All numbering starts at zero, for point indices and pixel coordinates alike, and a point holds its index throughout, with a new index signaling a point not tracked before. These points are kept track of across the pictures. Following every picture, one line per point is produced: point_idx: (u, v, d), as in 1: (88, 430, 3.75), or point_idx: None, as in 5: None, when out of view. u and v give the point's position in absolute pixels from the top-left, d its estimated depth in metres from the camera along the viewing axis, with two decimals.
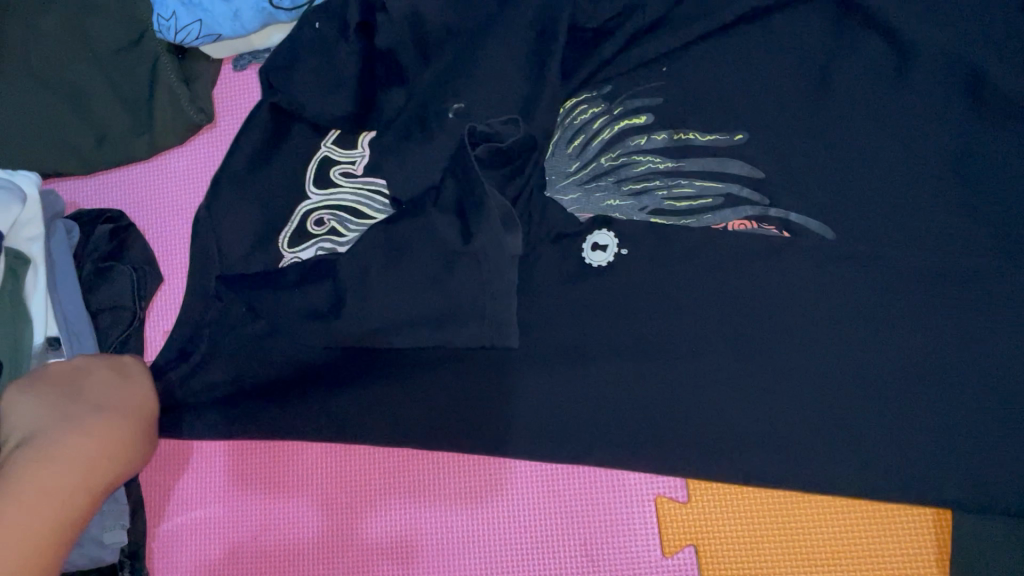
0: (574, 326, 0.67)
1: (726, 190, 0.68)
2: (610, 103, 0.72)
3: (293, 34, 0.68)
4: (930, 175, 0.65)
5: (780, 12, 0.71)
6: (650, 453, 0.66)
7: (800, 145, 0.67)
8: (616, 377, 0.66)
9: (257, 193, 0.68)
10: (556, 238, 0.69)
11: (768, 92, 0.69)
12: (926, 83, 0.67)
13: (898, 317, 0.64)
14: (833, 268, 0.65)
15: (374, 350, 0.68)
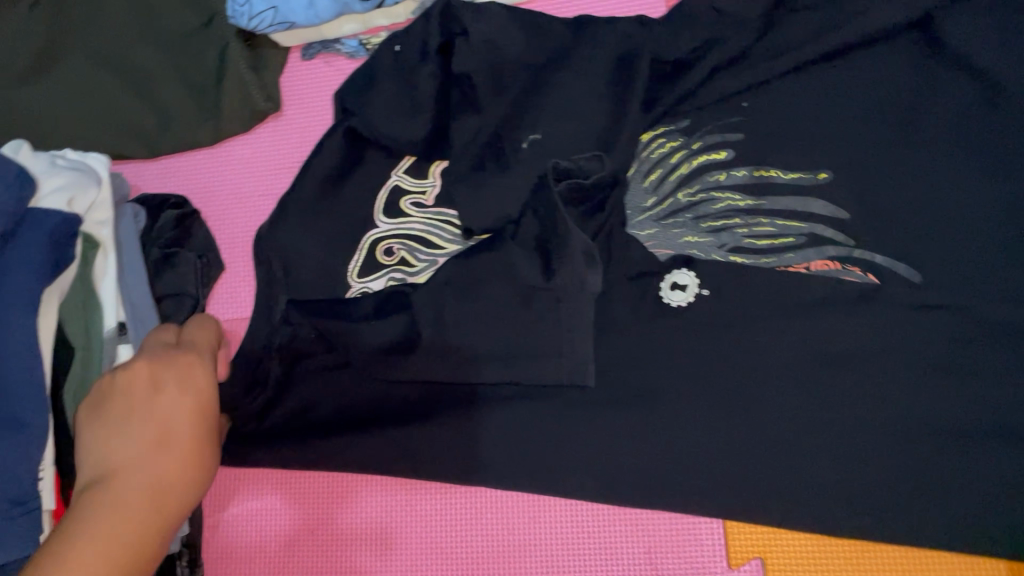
0: (645, 357, 0.70)
1: (809, 229, 0.69)
2: (689, 137, 0.73)
3: (372, 60, 0.75)
4: (1011, 212, 0.67)
5: (864, 50, 0.71)
6: (717, 483, 0.68)
7: (886, 186, 0.68)
8: (687, 409, 0.69)
9: (340, 205, 0.76)
10: (636, 276, 0.71)
11: (852, 130, 0.70)
12: (1012, 119, 0.68)
13: (970, 358, 0.66)
14: (900, 317, 0.67)
15: (445, 358, 0.71)
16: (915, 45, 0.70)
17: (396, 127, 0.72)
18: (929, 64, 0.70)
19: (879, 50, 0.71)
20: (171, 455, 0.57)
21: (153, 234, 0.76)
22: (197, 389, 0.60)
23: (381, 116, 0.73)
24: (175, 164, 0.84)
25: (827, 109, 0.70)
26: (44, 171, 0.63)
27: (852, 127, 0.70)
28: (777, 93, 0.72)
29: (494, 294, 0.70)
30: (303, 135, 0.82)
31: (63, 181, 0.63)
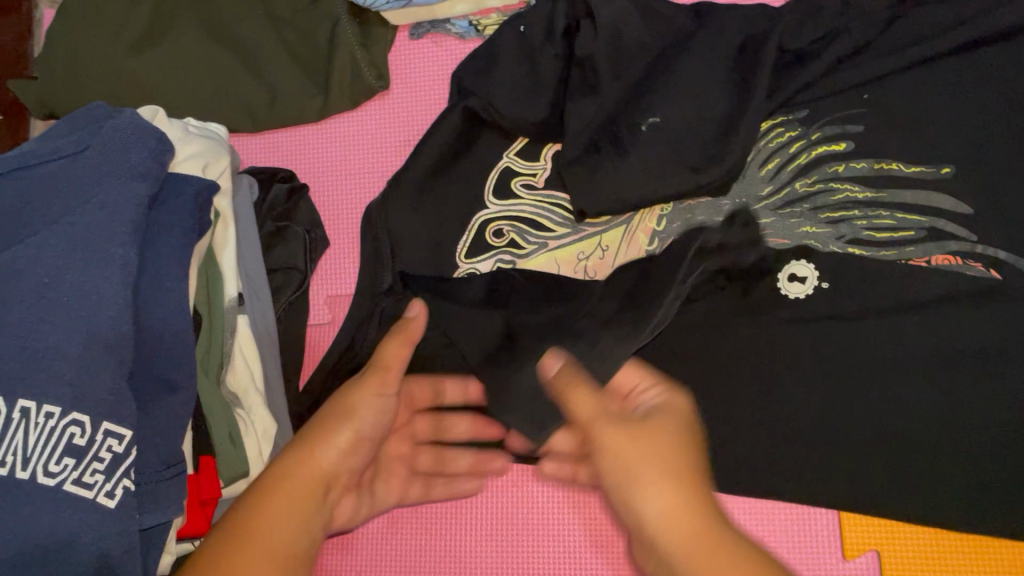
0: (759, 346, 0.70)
1: (930, 224, 0.69)
2: (808, 127, 0.73)
3: (492, 40, 0.75)
4: None
5: (992, 46, 0.70)
6: (829, 475, 0.68)
7: (1009, 182, 0.68)
8: (801, 399, 0.69)
9: (451, 183, 0.76)
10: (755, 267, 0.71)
11: (976, 125, 0.70)
12: None
13: None
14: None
15: None
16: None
17: (515, 109, 0.73)
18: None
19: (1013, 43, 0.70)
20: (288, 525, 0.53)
21: (266, 206, 0.76)
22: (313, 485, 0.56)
23: (501, 97, 0.73)
24: (281, 139, 0.84)
25: (955, 102, 0.70)
26: (178, 137, 0.64)
27: (981, 121, 0.69)
28: (902, 85, 0.71)
29: (611, 277, 0.70)
30: (412, 114, 0.81)
31: (195, 148, 0.64)
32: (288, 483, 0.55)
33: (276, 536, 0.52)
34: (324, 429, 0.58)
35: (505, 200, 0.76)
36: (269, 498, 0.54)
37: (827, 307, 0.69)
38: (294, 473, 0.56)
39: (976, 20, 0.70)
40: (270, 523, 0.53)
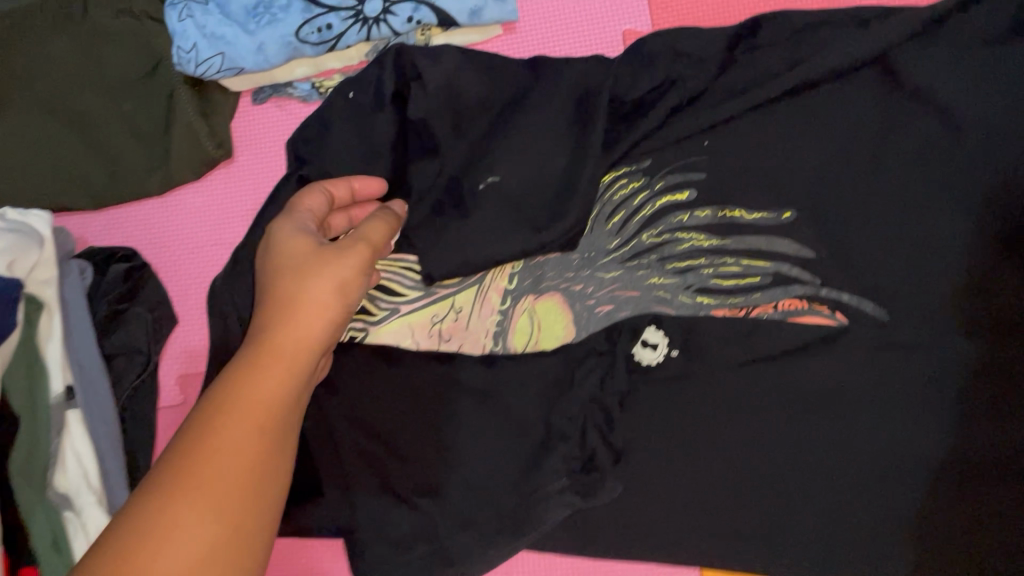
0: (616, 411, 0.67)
1: (775, 268, 0.68)
2: (650, 177, 0.72)
3: (327, 105, 0.73)
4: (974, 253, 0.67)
5: (825, 87, 0.71)
6: (683, 538, 0.67)
7: (850, 224, 0.68)
8: (656, 464, 0.67)
9: None
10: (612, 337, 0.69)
11: (815, 170, 0.69)
12: (973, 158, 0.68)
13: (934, 399, 0.66)
14: (882, 352, 0.66)
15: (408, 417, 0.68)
16: (880, 79, 0.71)
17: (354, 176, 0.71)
18: (895, 97, 0.70)
19: (841, 84, 0.71)
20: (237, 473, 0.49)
21: (101, 291, 0.73)
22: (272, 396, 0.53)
23: (338, 164, 0.70)
24: (124, 214, 0.81)
25: (792, 145, 0.70)
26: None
27: (817, 162, 0.70)
28: (741, 129, 0.71)
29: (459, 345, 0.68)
30: (259, 182, 0.80)
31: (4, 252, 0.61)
32: (264, 372, 0.54)
33: (254, 423, 0.51)
34: (305, 335, 0.57)
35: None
36: (243, 411, 0.52)
37: (687, 363, 0.67)
38: (293, 331, 0.56)
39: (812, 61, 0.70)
40: (257, 391, 0.53)
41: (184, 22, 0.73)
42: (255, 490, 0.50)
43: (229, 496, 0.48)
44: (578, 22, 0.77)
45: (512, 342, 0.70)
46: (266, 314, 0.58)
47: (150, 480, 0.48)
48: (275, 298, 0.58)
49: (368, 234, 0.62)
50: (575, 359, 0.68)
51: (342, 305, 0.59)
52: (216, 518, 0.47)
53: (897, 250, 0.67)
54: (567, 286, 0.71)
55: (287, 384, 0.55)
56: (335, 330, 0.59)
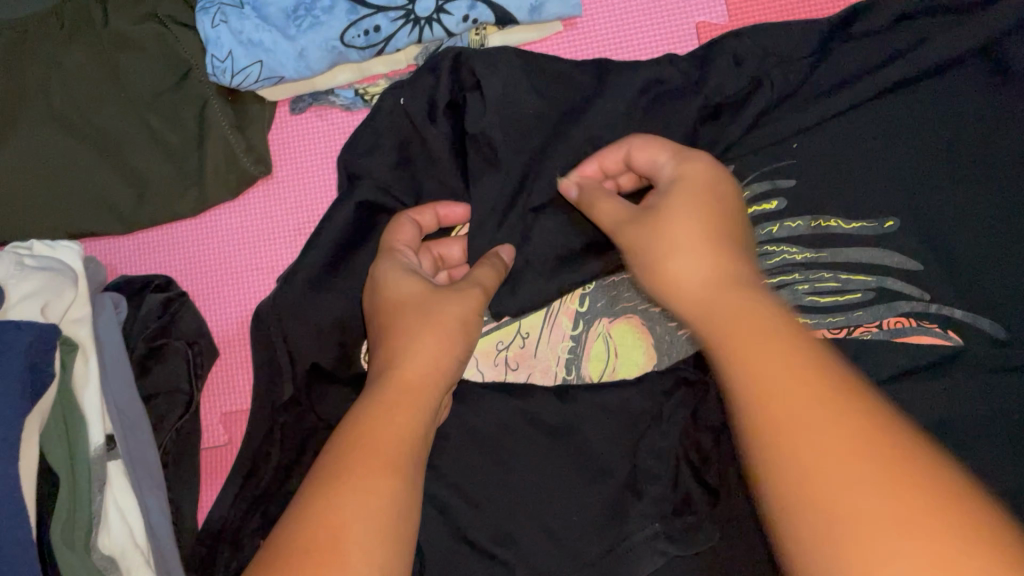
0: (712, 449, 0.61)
1: (877, 283, 0.62)
2: (735, 186, 0.65)
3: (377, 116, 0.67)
4: None
5: (924, 82, 0.65)
6: None
7: (961, 231, 0.62)
8: None
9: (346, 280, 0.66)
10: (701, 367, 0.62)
11: (918, 173, 0.63)
12: None
13: None
14: (1003, 377, 0.60)
15: (485, 458, 0.62)
16: (985, 71, 0.64)
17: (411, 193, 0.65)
18: (1006, 88, 0.63)
19: (944, 78, 0.64)
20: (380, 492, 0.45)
21: (135, 325, 0.68)
22: (411, 424, 0.49)
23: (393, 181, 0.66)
24: (156, 239, 0.74)
25: (892, 147, 0.64)
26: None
27: (921, 165, 0.63)
28: (833, 130, 0.65)
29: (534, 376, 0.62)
30: (301, 201, 0.73)
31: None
32: (400, 406, 0.50)
33: (396, 451, 0.47)
34: (434, 349, 0.53)
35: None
36: (373, 439, 0.47)
37: None
38: (419, 360, 0.53)
39: (906, 55, 0.64)
40: (394, 422, 0.49)
41: (218, 28, 0.67)
42: (400, 517, 0.45)
43: (381, 519, 0.44)
44: (642, 18, 0.71)
45: (587, 370, 0.66)
46: (387, 348, 0.55)
47: (285, 520, 0.45)
48: (392, 328, 0.55)
49: (480, 274, 0.59)
50: (662, 390, 0.62)
51: (463, 337, 0.55)
52: (378, 540, 0.43)
53: (1016, 261, 0.61)
54: (646, 307, 0.66)
55: (423, 407, 0.51)
56: (459, 364, 0.55)
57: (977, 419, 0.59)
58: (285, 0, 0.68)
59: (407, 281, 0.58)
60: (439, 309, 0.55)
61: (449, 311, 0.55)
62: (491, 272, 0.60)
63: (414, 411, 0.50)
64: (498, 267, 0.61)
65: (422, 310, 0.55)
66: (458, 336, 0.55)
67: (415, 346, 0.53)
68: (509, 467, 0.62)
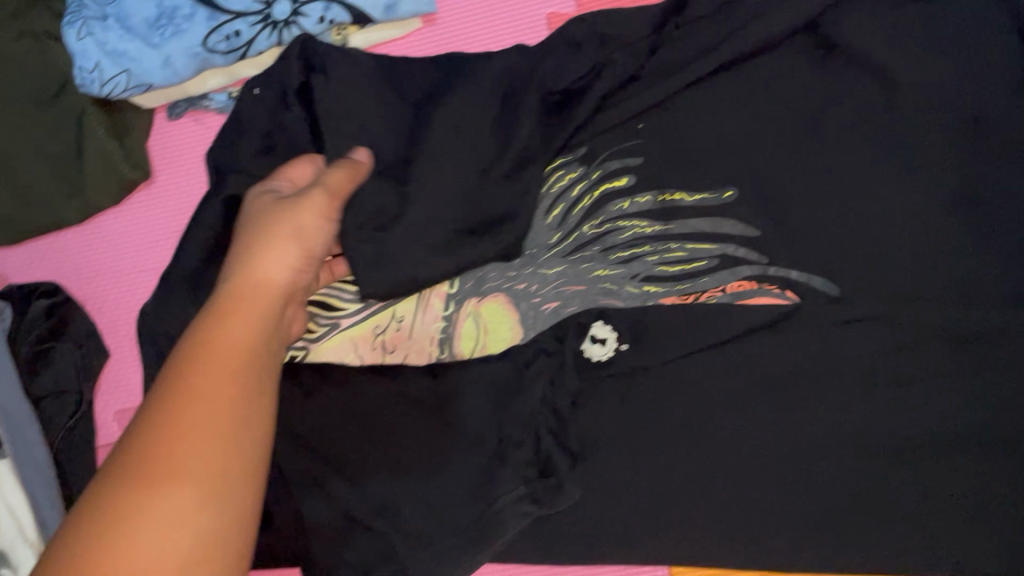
0: (572, 415, 0.65)
1: (721, 250, 0.66)
2: (587, 167, 0.69)
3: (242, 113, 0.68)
4: (930, 217, 0.64)
5: (758, 58, 0.69)
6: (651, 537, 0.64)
7: (796, 197, 0.66)
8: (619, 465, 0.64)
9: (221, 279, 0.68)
10: (561, 338, 0.66)
11: (755, 145, 0.67)
12: (917, 118, 0.66)
13: (904, 374, 0.63)
14: (840, 332, 0.63)
15: (360, 436, 0.65)
16: (813, 47, 0.69)
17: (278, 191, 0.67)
18: (828, 62, 0.68)
19: (773, 56, 0.69)
20: (212, 385, 0.46)
21: (23, 332, 0.70)
22: (247, 327, 0.50)
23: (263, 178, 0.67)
24: (45, 248, 0.77)
25: (731, 121, 0.68)
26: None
27: (756, 137, 0.67)
28: (673, 110, 0.69)
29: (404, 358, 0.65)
30: (180, 200, 0.77)
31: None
32: (240, 313, 0.51)
33: (235, 360, 0.48)
34: (275, 254, 0.54)
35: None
36: (209, 343, 0.48)
37: (640, 357, 0.64)
38: (262, 268, 0.54)
39: (740, 30, 0.67)
40: (236, 329, 0.50)
41: (84, 40, 0.69)
42: (252, 426, 0.46)
43: (229, 434, 0.45)
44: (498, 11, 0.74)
45: (459, 349, 0.68)
46: (234, 261, 0.55)
47: (127, 436, 0.44)
48: (241, 245, 0.56)
49: (331, 179, 0.60)
50: (523, 361, 0.66)
51: (308, 244, 0.57)
52: (206, 432, 0.44)
53: (846, 220, 0.65)
54: (509, 285, 0.69)
55: (263, 315, 0.52)
56: (305, 271, 0.57)
57: (815, 370, 0.63)
58: (147, 8, 0.70)
59: (263, 205, 0.59)
60: (283, 219, 0.56)
61: (293, 219, 0.56)
62: (343, 176, 0.60)
63: (252, 316, 0.51)
64: (351, 171, 0.61)
65: (267, 223, 0.56)
66: (299, 237, 0.56)
67: (261, 256, 0.54)
68: (384, 443, 0.65)
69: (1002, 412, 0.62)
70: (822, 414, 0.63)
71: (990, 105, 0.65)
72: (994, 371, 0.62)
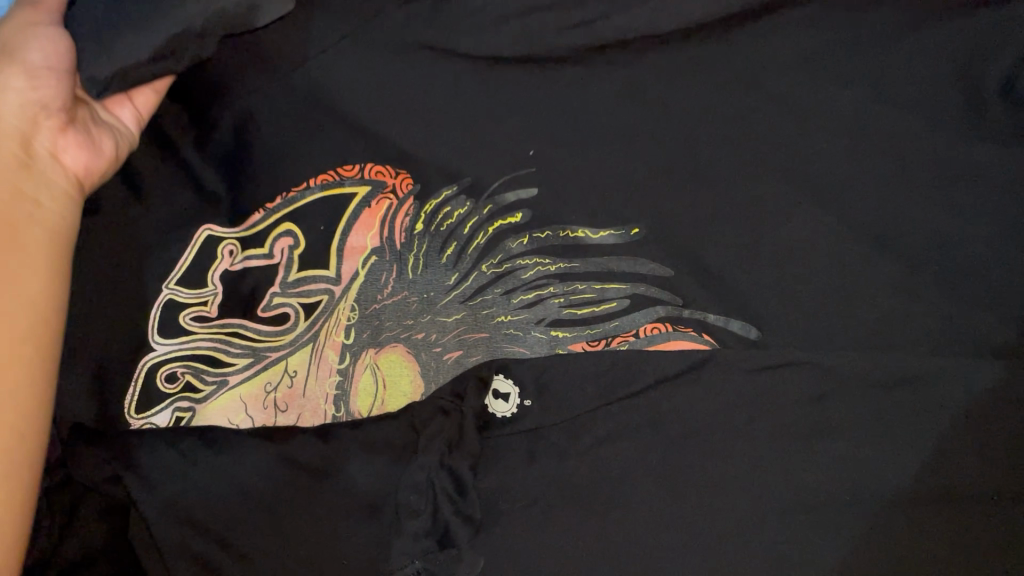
0: (475, 475, 0.60)
1: (631, 290, 0.61)
2: (479, 202, 0.64)
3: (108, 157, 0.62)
4: (846, 244, 0.60)
5: (657, 72, 0.63)
6: None
7: (707, 229, 0.61)
8: (528, 528, 0.58)
9: (99, 338, 0.63)
10: (458, 395, 0.61)
11: (660, 172, 0.62)
12: (828, 134, 0.61)
13: (826, 417, 0.58)
14: (755, 373, 0.59)
15: (244, 510, 0.59)
16: (714, 54, 0.62)
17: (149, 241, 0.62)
18: (748, 72, 0.62)
19: (689, 67, 0.63)
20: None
21: None
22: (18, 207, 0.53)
23: None
24: None
25: (634, 145, 0.62)
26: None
27: (667, 163, 0.62)
28: (579, 131, 0.63)
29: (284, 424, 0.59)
30: None
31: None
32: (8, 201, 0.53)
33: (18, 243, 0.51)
34: None
35: (177, 339, 0.63)
36: None
37: (545, 413, 0.60)
38: None
39: (648, 50, 0.63)
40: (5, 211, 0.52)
41: None
42: (25, 323, 0.50)
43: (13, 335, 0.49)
44: None
45: (356, 408, 0.62)
46: None
47: None
48: None
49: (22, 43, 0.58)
50: (421, 421, 0.60)
51: (20, 59, 0.57)
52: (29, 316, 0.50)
53: (761, 255, 0.60)
54: (407, 335, 0.63)
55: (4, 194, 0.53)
56: (46, 78, 0.58)
57: (732, 416, 0.58)
58: None
59: None
60: None
61: None
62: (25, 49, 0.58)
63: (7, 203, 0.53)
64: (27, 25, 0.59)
65: None
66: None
67: None
68: (271, 519, 0.59)
69: (932, 452, 0.57)
70: (743, 463, 0.58)
71: (904, 117, 0.61)
72: (919, 407, 0.58)
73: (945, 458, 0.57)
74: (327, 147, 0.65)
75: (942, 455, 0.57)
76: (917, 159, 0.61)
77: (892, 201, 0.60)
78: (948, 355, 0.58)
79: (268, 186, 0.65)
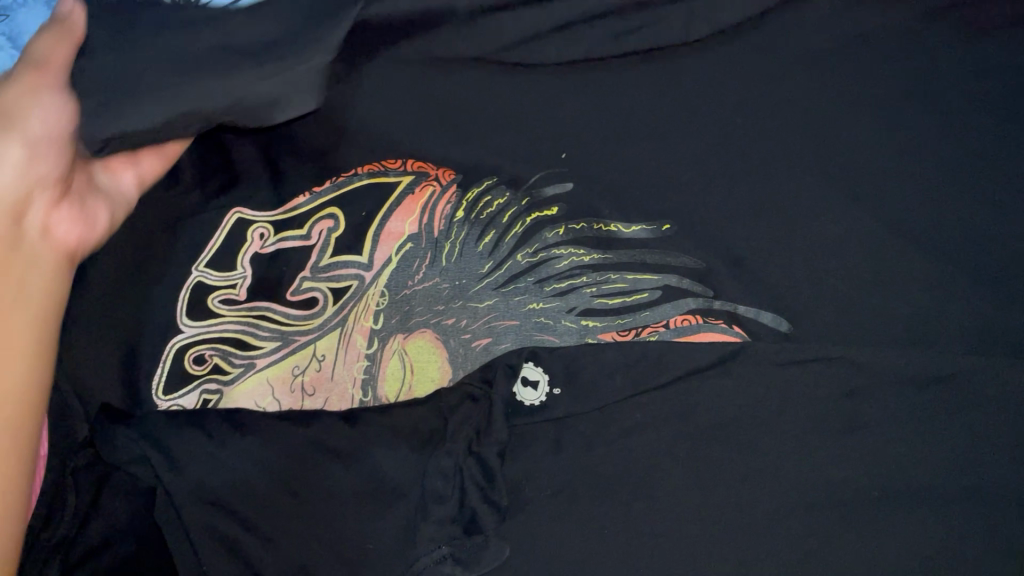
0: (502, 462, 0.59)
1: (663, 281, 0.61)
2: (515, 192, 0.64)
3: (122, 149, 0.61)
4: (874, 237, 0.60)
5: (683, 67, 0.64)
6: None
7: (738, 221, 0.61)
8: (554, 515, 0.58)
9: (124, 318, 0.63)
10: (488, 381, 0.61)
11: (690, 164, 0.62)
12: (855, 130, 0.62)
13: (856, 411, 0.58)
14: (787, 366, 0.59)
15: (270, 492, 0.59)
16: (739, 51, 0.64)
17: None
18: (778, 67, 0.63)
19: (719, 60, 0.64)
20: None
21: None
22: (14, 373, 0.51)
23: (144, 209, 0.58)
24: None
25: (663, 137, 0.63)
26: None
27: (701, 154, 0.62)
28: (611, 122, 0.64)
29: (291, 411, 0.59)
30: None
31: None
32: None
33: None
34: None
35: (205, 321, 0.63)
36: None
37: (573, 403, 0.60)
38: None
39: (674, 46, 0.64)
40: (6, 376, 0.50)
41: None
42: None
43: None
44: None
45: (384, 392, 0.63)
46: None
47: None
48: None
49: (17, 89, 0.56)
50: (448, 406, 0.60)
51: (20, 125, 0.54)
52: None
53: (792, 248, 0.60)
54: (438, 320, 0.63)
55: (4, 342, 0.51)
56: (44, 150, 0.55)
57: (761, 408, 0.58)
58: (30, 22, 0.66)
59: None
60: None
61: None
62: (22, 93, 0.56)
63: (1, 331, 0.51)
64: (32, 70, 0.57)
65: None
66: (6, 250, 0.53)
67: None
68: (298, 502, 0.59)
69: (962, 448, 0.57)
70: (772, 457, 0.57)
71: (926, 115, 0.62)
72: (949, 402, 0.58)
73: (975, 454, 0.57)
74: (360, 130, 0.65)
75: (971, 451, 0.57)
76: (943, 155, 0.61)
77: (927, 198, 0.60)
78: (980, 355, 0.58)
79: (299, 170, 0.65)
